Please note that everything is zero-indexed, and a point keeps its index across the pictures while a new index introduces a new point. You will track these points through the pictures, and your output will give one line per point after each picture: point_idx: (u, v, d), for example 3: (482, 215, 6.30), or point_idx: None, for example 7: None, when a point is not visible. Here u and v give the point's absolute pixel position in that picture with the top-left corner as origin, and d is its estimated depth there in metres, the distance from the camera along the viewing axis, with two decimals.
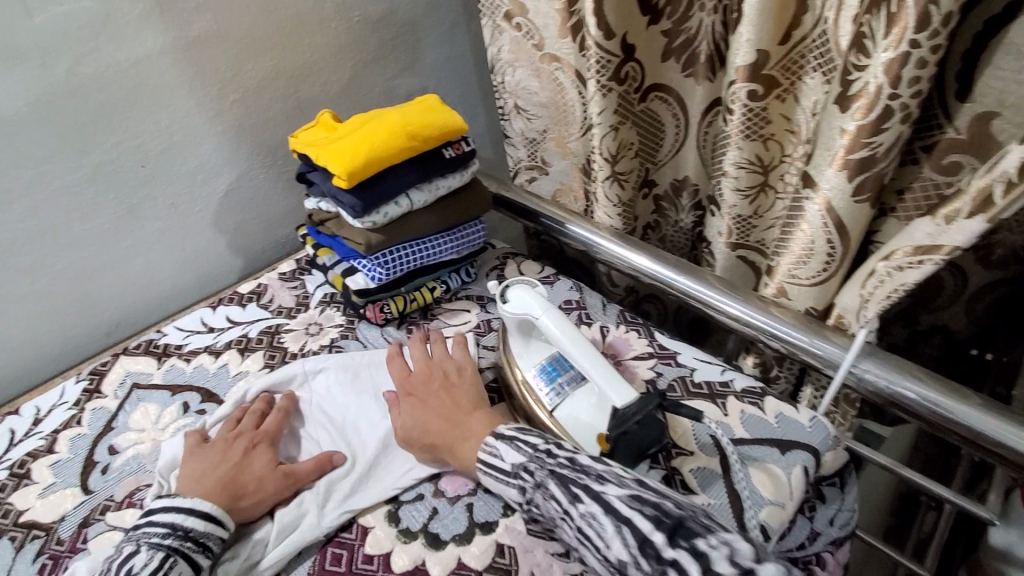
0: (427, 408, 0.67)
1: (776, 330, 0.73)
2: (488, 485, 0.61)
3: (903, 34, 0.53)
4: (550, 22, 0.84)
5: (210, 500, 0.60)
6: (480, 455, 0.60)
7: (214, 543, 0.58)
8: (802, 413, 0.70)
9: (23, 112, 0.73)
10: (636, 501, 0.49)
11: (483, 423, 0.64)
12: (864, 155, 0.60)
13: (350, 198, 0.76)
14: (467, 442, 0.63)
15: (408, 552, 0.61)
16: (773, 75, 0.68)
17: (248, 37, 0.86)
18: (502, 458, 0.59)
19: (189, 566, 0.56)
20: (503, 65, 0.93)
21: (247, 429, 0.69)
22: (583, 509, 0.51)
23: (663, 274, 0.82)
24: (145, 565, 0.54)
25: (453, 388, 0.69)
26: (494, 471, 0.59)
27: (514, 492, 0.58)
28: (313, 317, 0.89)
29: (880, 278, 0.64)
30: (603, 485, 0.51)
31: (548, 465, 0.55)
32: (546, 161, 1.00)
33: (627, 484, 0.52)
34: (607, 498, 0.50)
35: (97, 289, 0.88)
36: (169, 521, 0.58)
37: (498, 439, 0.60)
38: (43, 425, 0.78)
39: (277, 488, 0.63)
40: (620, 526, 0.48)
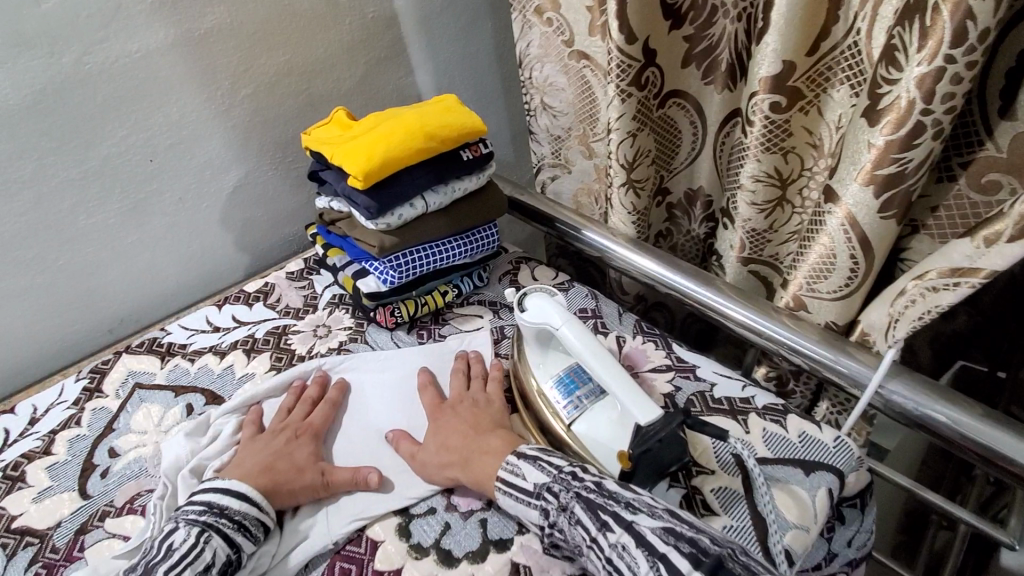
0: (453, 428, 0.66)
1: (799, 345, 0.70)
2: (506, 508, 0.58)
3: (937, 49, 0.50)
4: (583, 16, 0.81)
5: (247, 483, 0.60)
6: (499, 472, 0.58)
7: (250, 522, 0.58)
8: (826, 432, 0.68)
9: (26, 102, 0.71)
10: (670, 535, 0.47)
11: (504, 441, 0.62)
12: (892, 171, 0.58)
13: (364, 198, 0.74)
14: (484, 461, 0.60)
15: (419, 568, 0.59)
16: (798, 87, 0.66)
17: (262, 31, 0.84)
18: (525, 477, 0.57)
19: (225, 542, 0.55)
20: (532, 59, 0.90)
21: (291, 420, 0.69)
22: (613, 539, 0.48)
23: (680, 284, 0.80)
24: (183, 541, 0.54)
25: (482, 410, 0.67)
26: (514, 490, 0.57)
27: (534, 513, 0.55)
28: (321, 318, 0.87)
29: (912, 297, 0.62)
30: (635, 515, 0.49)
31: (574, 487, 0.53)
32: (572, 159, 0.97)
33: (660, 517, 0.49)
34: (638, 527, 0.48)
35: (99, 285, 0.86)
36: (205, 500, 0.58)
37: (521, 458, 0.58)
38: (40, 425, 0.75)
39: (312, 486, 0.63)
40: (655, 562, 0.45)
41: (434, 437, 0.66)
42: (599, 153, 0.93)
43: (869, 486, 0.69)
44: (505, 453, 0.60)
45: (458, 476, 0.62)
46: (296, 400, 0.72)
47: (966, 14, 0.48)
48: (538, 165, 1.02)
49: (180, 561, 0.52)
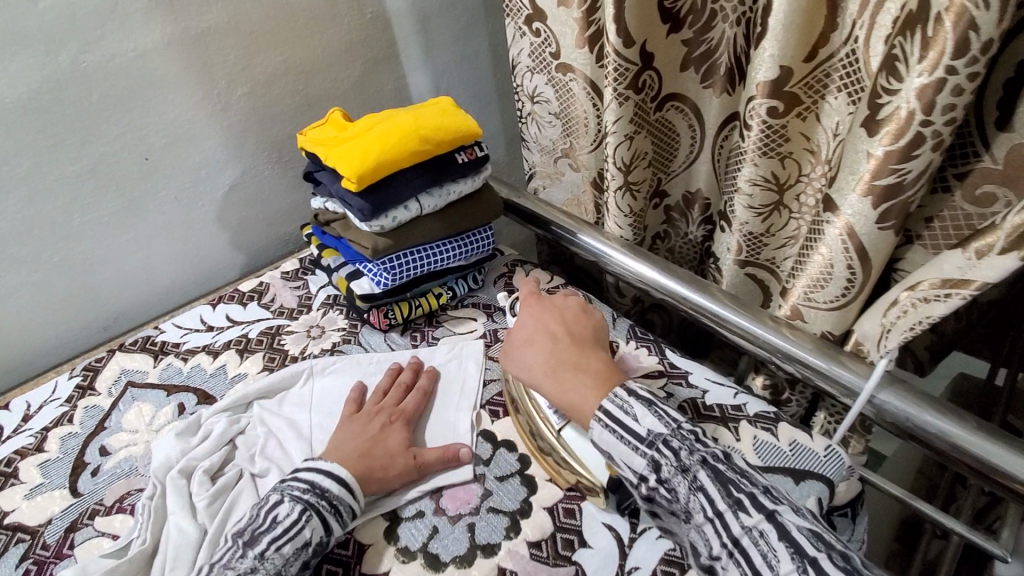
0: (550, 334, 0.65)
1: (791, 352, 0.70)
2: (598, 441, 0.55)
3: (939, 59, 0.50)
4: (568, 30, 0.80)
5: (346, 467, 0.60)
6: (604, 402, 0.56)
7: (344, 509, 0.58)
8: (817, 441, 0.68)
9: (24, 99, 0.71)
10: (820, 542, 0.46)
11: (606, 369, 0.61)
12: (890, 181, 0.57)
13: (358, 201, 0.73)
14: (579, 376, 0.60)
15: (407, 571, 0.59)
16: (796, 93, 0.66)
17: (259, 31, 0.84)
18: (637, 420, 0.54)
19: (322, 525, 0.56)
20: (522, 69, 0.89)
21: (387, 404, 0.69)
22: (749, 522, 0.47)
23: (674, 288, 0.80)
24: (287, 515, 0.55)
25: (581, 327, 0.67)
26: (620, 428, 0.54)
27: (640, 461, 0.52)
28: (315, 319, 0.87)
29: (903, 308, 0.62)
30: (776, 505, 0.48)
31: (701, 453, 0.51)
32: (562, 170, 0.97)
33: (804, 516, 0.48)
34: (781, 520, 0.47)
35: (94, 282, 0.86)
36: (309, 478, 0.59)
37: (632, 395, 0.56)
38: (33, 422, 0.76)
39: (406, 470, 0.63)
40: (804, 567, 0.44)
41: (529, 336, 0.66)
42: (586, 165, 0.93)
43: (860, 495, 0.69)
44: (611, 384, 0.59)
45: (541, 381, 0.62)
46: (390, 380, 0.73)
47: (968, 25, 0.48)
48: (529, 172, 1.02)
49: (282, 535, 0.54)
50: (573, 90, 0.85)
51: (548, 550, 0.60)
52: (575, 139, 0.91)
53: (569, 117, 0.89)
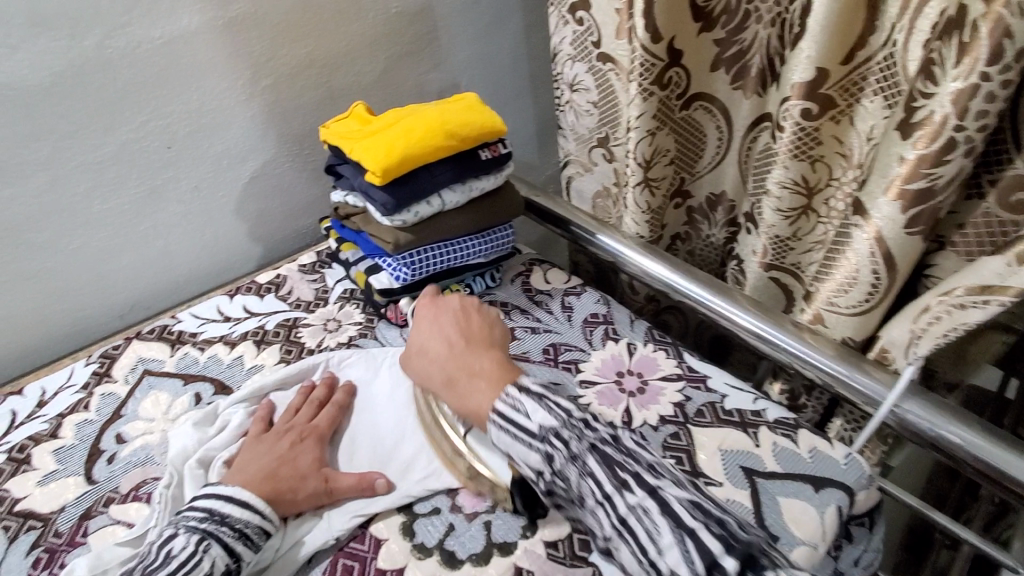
0: (441, 342, 0.64)
1: (812, 360, 0.70)
2: (498, 442, 0.55)
3: (973, 66, 0.50)
4: (611, 20, 0.81)
5: (250, 490, 0.59)
6: (498, 407, 0.55)
7: (252, 531, 0.56)
8: (837, 449, 0.67)
9: (48, 84, 0.71)
10: (699, 512, 0.46)
11: (496, 368, 0.60)
12: (922, 187, 0.57)
13: (382, 194, 0.73)
14: (471, 382, 0.59)
15: (422, 568, 0.58)
16: (831, 95, 0.65)
17: (286, 22, 0.84)
18: (528, 416, 0.53)
19: (226, 551, 0.54)
20: (563, 57, 0.90)
21: (298, 422, 0.67)
22: (633, 501, 0.47)
23: (695, 294, 0.79)
24: (182, 548, 0.53)
25: (476, 327, 0.65)
26: (513, 428, 0.53)
27: (536, 457, 0.52)
28: (332, 313, 0.87)
29: (935, 314, 0.61)
30: (659, 480, 0.48)
31: (588, 438, 0.51)
32: (595, 159, 0.97)
33: (684, 488, 0.48)
34: (662, 495, 0.47)
35: (111, 270, 0.86)
36: (207, 506, 0.57)
37: (523, 393, 0.55)
38: (48, 408, 0.75)
39: (315, 492, 0.61)
40: (682, 538, 0.44)
41: (422, 346, 0.65)
42: (618, 157, 0.92)
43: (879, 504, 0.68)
44: (503, 385, 0.57)
45: (444, 393, 0.62)
46: (303, 399, 0.70)
47: (1003, 33, 0.48)
48: (563, 161, 1.02)
49: (178, 569, 0.51)
50: (613, 81, 0.86)
51: (565, 550, 0.59)
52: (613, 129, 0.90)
53: (607, 106, 0.89)
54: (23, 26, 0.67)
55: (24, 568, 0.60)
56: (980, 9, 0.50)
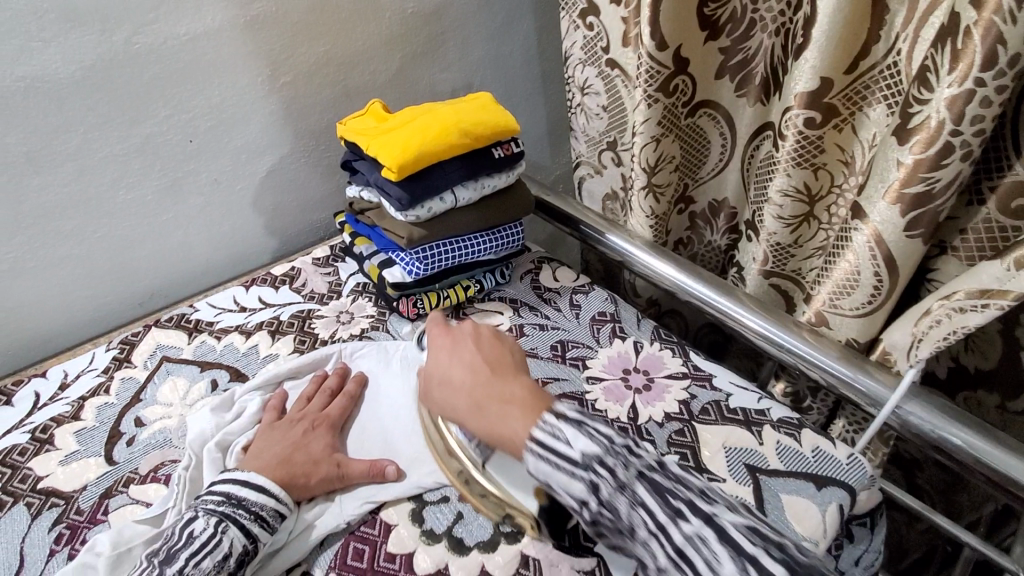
0: (465, 368, 0.59)
1: (818, 360, 0.71)
2: (536, 474, 0.51)
3: (968, 71, 0.51)
4: (616, 28, 0.83)
5: (265, 474, 0.61)
6: (537, 435, 0.51)
7: (268, 514, 0.58)
8: (840, 449, 0.68)
9: (77, 77, 0.73)
10: (757, 537, 0.44)
11: (528, 393, 0.55)
12: (919, 190, 0.58)
13: (397, 190, 0.75)
14: (501, 407, 0.55)
15: (431, 553, 0.60)
16: (834, 104, 0.66)
17: (305, 21, 0.86)
18: (569, 444, 0.50)
19: (242, 533, 0.56)
20: (573, 61, 0.91)
21: (311, 411, 0.69)
22: (689, 530, 0.45)
23: (702, 294, 0.80)
24: (203, 530, 0.55)
25: (499, 353, 0.62)
26: (553, 457, 0.50)
27: (580, 487, 0.49)
28: (345, 305, 0.88)
29: (936, 318, 0.62)
30: (712, 506, 0.46)
31: (634, 465, 0.49)
32: (605, 162, 0.98)
33: (737, 514, 0.47)
34: (719, 521, 0.45)
35: (132, 259, 0.88)
36: (225, 490, 0.59)
37: (563, 420, 0.51)
38: (70, 391, 0.78)
39: (329, 477, 0.63)
40: (745, 566, 0.42)
41: (444, 374, 0.61)
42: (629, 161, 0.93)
43: (880, 504, 0.69)
44: (538, 410, 0.53)
45: (468, 421, 0.57)
46: (316, 387, 0.72)
47: (996, 39, 0.49)
48: (574, 162, 1.03)
49: (200, 550, 0.54)
50: (620, 86, 0.88)
51: (571, 540, 0.61)
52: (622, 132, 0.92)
53: (617, 110, 0.91)
54: (54, 20, 0.70)
55: (46, 543, 0.62)
56: (973, 16, 0.50)
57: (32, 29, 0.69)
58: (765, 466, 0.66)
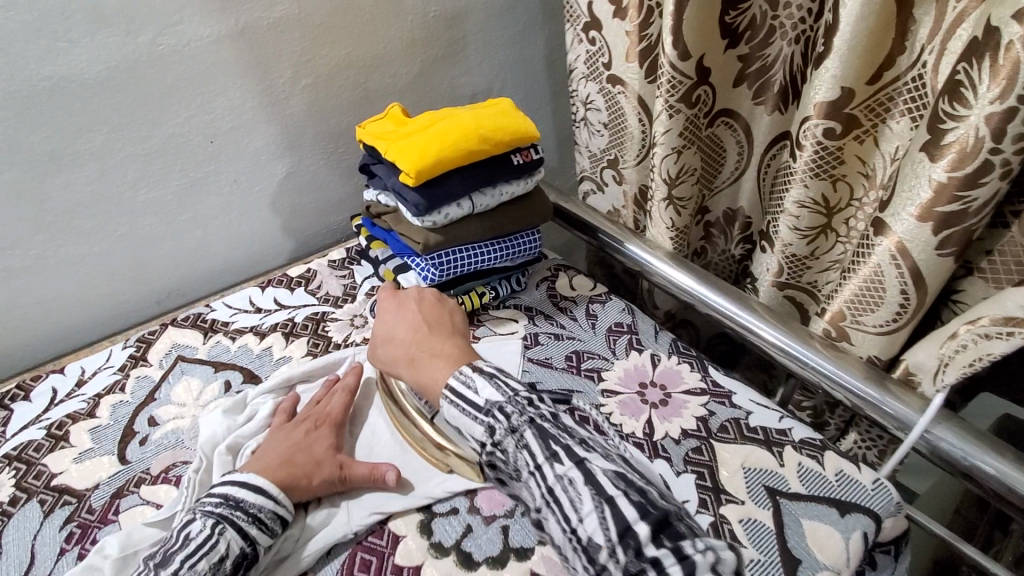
0: (405, 329, 0.66)
1: (841, 379, 0.68)
2: (448, 417, 0.58)
3: (1009, 88, 0.48)
4: (622, 42, 0.81)
5: (266, 475, 0.60)
6: (450, 382, 0.58)
7: (266, 516, 0.57)
8: (865, 474, 0.65)
9: (102, 77, 0.74)
10: (621, 481, 0.48)
11: (455, 349, 0.63)
12: (952, 209, 0.55)
13: (414, 195, 0.74)
14: (427, 359, 0.62)
15: (439, 567, 0.59)
16: (855, 115, 0.64)
17: (325, 24, 0.86)
18: (477, 392, 0.56)
19: (240, 534, 0.55)
20: (577, 74, 0.90)
21: (317, 412, 0.68)
22: (560, 471, 0.49)
23: (722, 306, 0.78)
24: (199, 531, 0.54)
25: (437, 316, 0.68)
26: (460, 402, 0.56)
27: (480, 430, 0.55)
28: (358, 309, 0.88)
29: (963, 343, 0.59)
30: (588, 453, 0.50)
31: (528, 413, 0.53)
32: (606, 179, 0.98)
33: (611, 461, 0.50)
34: (588, 466, 0.49)
35: (152, 258, 0.89)
36: (223, 492, 0.58)
37: (476, 372, 0.58)
38: (86, 387, 0.78)
39: (330, 479, 0.62)
40: (600, 505, 0.46)
41: (386, 332, 0.68)
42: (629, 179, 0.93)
43: (906, 532, 0.66)
44: (460, 364, 0.60)
45: (404, 374, 0.64)
46: (325, 390, 0.72)
47: None
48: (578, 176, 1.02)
49: (196, 551, 0.52)
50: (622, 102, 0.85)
51: None
52: (622, 151, 0.91)
53: (617, 128, 0.89)
54: (79, 21, 0.70)
55: (58, 542, 0.62)
56: (1015, 30, 0.47)
57: (59, 31, 0.69)
58: (785, 489, 0.63)
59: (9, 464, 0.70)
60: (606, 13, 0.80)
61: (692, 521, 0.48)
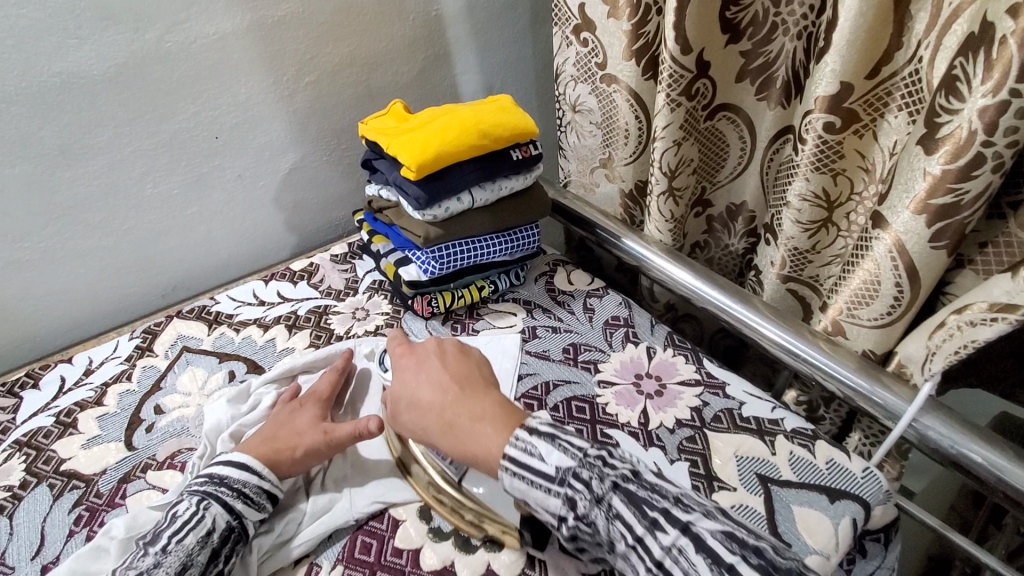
0: (434, 388, 0.60)
1: (833, 371, 0.69)
2: (511, 490, 0.52)
3: (1003, 82, 0.49)
4: (616, 42, 0.82)
5: (250, 453, 0.61)
6: (509, 451, 0.52)
7: (250, 490, 0.59)
8: (855, 462, 0.67)
9: (112, 73, 0.76)
10: (733, 543, 0.45)
11: (498, 410, 0.57)
12: (946, 202, 0.57)
13: (415, 189, 0.76)
14: (473, 426, 0.56)
15: (438, 551, 0.60)
16: (855, 110, 0.65)
17: (329, 22, 0.87)
18: (543, 459, 0.50)
19: (224, 509, 0.56)
20: (566, 78, 0.92)
21: (303, 394, 0.71)
22: (667, 541, 0.45)
23: (718, 300, 0.80)
24: (185, 509, 0.56)
25: (465, 369, 0.63)
26: (529, 473, 0.50)
27: (556, 502, 0.49)
28: (360, 302, 0.90)
29: (949, 331, 0.60)
30: (688, 515, 0.47)
31: (609, 477, 0.49)
32: (596, 181, 0.99)
33: (714, 519, 0.47)
34: (696, 530, 0.46)
35: (158, 251, 0.91)
36: (209, 472, 0.60)
37: (534, 435, 0.52)
38: (94, 376, 0.80)
39: (314, 442, 0.63)
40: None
41: (413, 396, 0.61)
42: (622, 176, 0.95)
43: (895, 520, 0.68)
44: (511, 426, 0.54)
45: (438, 440, 0.58)
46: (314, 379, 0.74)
47: None
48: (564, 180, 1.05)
49: (182, 527, 0.54)
50: (616, 100, 0.87)
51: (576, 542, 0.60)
52: (613, 150, 0.92)
53: (609, 127, 0.90)
54: (90, 18, 0.72)
55: (66, 524, 0.64)
56: (1009, 25, 0.49)
57: (70, 27, 0.71)
58: (776, 476, 0.65)
59: (18, 450, 0.72)
60: (599, 14, 0.81)
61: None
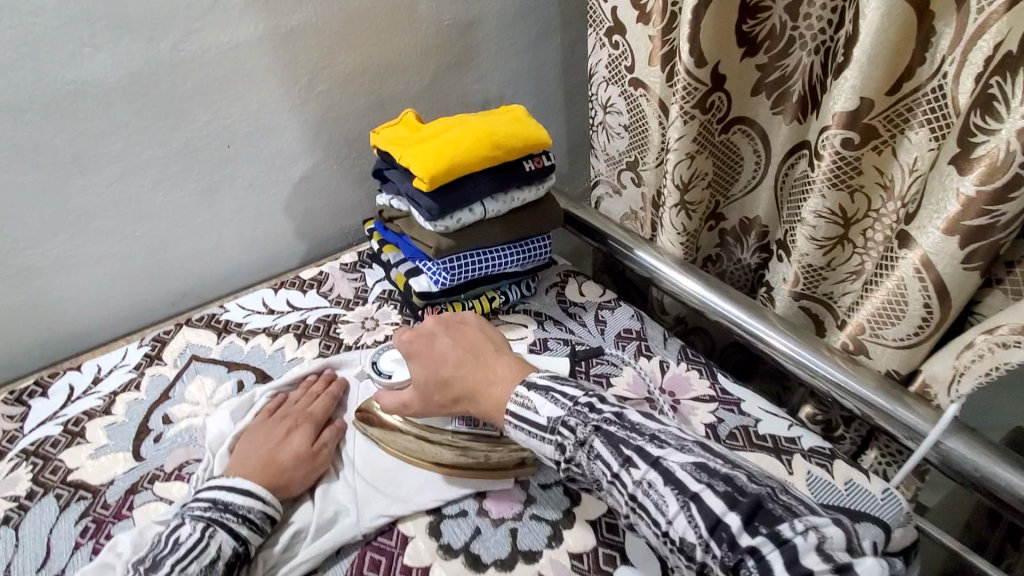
0: (440, 365, 0.63)
1: (854, 392, 0.68)
2: (515, 438, 0.57)
3: None
4: (643, 46, 0.82)
5: (253, 480, 0.61)
6: (512, 407, 0.57)
7: (255, 516, 0.59)
8: (874, 483, 0.65)
9: (126, 82, 0.76)
10: (703, 473, 0.47)
11: (508, 370, 0.61)
12: (981, 223, 0.55)
13: (427, 201, 0.75)
14: (488, 387, 0.60)
15: (448, 568, 0.59)
16: (874, 125, 0.64)
17: (343, 30, 0.87)
18: (537, 411, 0.55)
19: (230, 535, 0.56)
20: (597, 78, 0.91)
21: (294, 411, 0.70)
22: (638, 476, 0.49)
23: (732, 315, 0.78)
24: (189, 535, 0.55)
25: (467, 338, 0.66)
26: (527, 425, 0.56)
27: (550, 449, 0.54)
28: (369, 311, 0.89)
29: (978, 352, 0.59)
30: (661, 450, 0.49)
31: (592, 421, 0.53)
32: (624, 182, 0.98)
33: (688, 451, 0.49)
34: (665, 464, 0.48)
35: (168, 258, 0.90)
36: (210, 496, 0.60)
37: (531, 390, 0.57)
38: (102, 385, 0.80)
39: (315, 466, 0.65)
40: (686, 504, 0.46)
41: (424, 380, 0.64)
42: (646, 181, 0.94)
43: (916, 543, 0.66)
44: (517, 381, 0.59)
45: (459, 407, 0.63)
46: (300, 388, 0.74)
47: None
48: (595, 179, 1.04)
49: (187, 555, 0.54)
50: (644, 105, 0.86)
51: (589, 563, 0.59)
52: (643, 154, 0.92)
53: (639, 130, 0.90)
54: (105, 26, 0.72)
55: (72, 536, 0.63)
56: None
57: (84, 35, 0.71)
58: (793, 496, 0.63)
59: (26, 459, 0.72)
60: (630, 17, 0.82)
61: (788, 499, 0.47)
